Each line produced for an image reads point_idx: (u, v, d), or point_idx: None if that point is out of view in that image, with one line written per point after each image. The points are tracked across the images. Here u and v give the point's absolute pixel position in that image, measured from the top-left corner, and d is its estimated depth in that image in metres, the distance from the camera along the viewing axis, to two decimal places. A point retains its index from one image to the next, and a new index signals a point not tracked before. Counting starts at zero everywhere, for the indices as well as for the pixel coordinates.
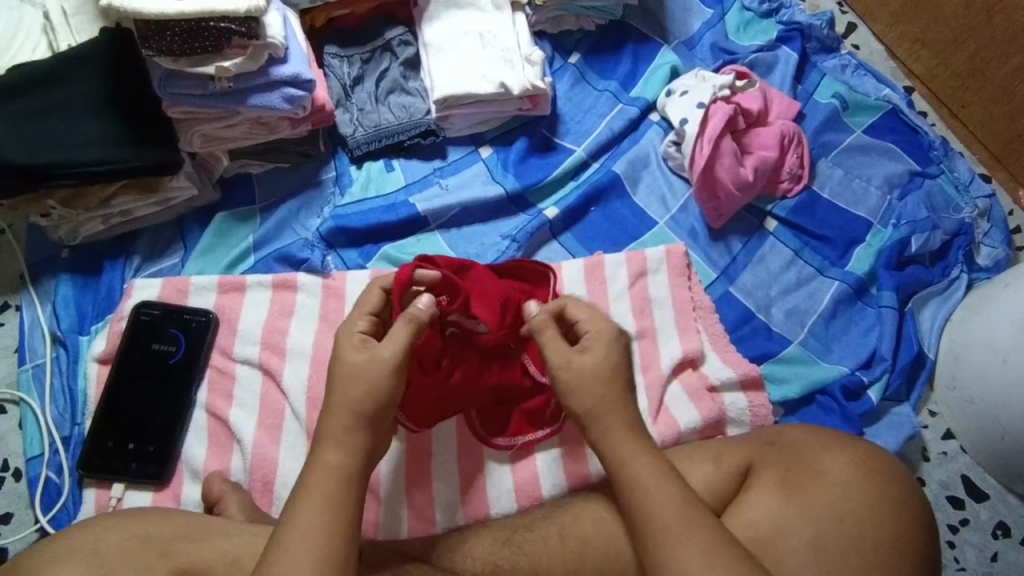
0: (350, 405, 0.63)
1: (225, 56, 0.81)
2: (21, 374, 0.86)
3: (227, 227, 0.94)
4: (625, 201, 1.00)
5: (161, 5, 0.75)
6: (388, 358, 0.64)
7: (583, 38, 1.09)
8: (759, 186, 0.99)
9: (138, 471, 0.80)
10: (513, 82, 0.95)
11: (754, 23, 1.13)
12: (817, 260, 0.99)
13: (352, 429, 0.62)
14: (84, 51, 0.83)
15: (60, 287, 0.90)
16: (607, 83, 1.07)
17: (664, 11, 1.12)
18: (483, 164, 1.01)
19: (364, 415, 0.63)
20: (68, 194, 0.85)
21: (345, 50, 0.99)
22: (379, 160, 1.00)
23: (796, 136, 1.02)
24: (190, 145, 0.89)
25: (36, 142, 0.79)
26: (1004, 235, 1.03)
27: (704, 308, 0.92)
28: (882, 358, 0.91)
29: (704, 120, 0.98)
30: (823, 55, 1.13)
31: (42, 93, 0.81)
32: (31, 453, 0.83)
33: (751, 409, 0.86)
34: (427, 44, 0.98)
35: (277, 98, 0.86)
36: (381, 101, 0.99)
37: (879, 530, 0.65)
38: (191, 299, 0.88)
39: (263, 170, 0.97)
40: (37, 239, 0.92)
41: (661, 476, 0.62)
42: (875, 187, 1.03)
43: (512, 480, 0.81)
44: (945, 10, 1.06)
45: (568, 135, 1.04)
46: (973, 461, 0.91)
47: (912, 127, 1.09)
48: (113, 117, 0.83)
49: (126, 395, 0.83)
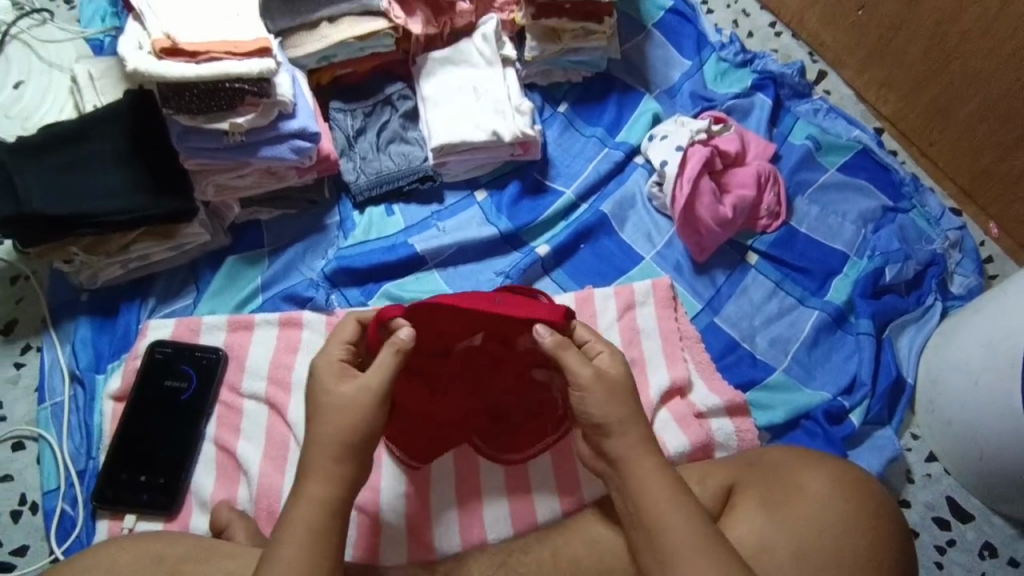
0: (337, 436, 0.66)
1: (239, 113, 0.88)
2: (40, 412, 0.91)
3: (236, 270, 1.00)
4: (613, 238, 1.06)
5: (182, 69, 0.83)
6: (374, 389, 0.67)
7: (571, 89, 1.17)
8: (738, 222, 1.05)
9: (149, 501, 0.84)
10: (504, 130, 1.02)
11: (730, 73, 1.21)
12: (798, 291, 1.04)
13: (340, 460, 0.66)
14: (108, 112, 0.91)
15: (79, 329, 0.95)
16: (594, 130, 1.14)
17: (646, 64, 1.21)
18: (478, 207, 1.07)
19: (334, 433, 0.66)
20: (91, 241, 0.92)
21: (349, 105, 1.07)
22: (380, 205, 1.06)
23: (772, 175, 1.08)
24: (205, 194, 0.96)
25: (63, 193, 0.86)
26: (975, 264, 1.09)
27: (690, 338, 0.97)
28: (863, 383, 0.95)
29: (683, 162, 1.04)
30: (796, 100, 1.21)
31: (70, 151, 0.89)
32: (47, 487, 0.87)
33: (738, 434, 0.90)
34: (425, 97, 1.05)
35: (286, 150, 0.93)
36: (382, 150, 1.06)
37: (862, 540, 0.68)
38: (202, 337, 0.94)
39: (272, 216, 1.04)
40: (58, 284, 0.98)
41: (672, 492, 0.66)
42: (850, 222, 1.09)
43: (507, 506, 0.84)
44: (907, 57, 1.13)
45: (558, 178, 1.10)
46: (957, 482, 0.94)
47: (883, 165, 1.15)
48: (135, 169, 0.90)
49: (139, 430, 0.87)
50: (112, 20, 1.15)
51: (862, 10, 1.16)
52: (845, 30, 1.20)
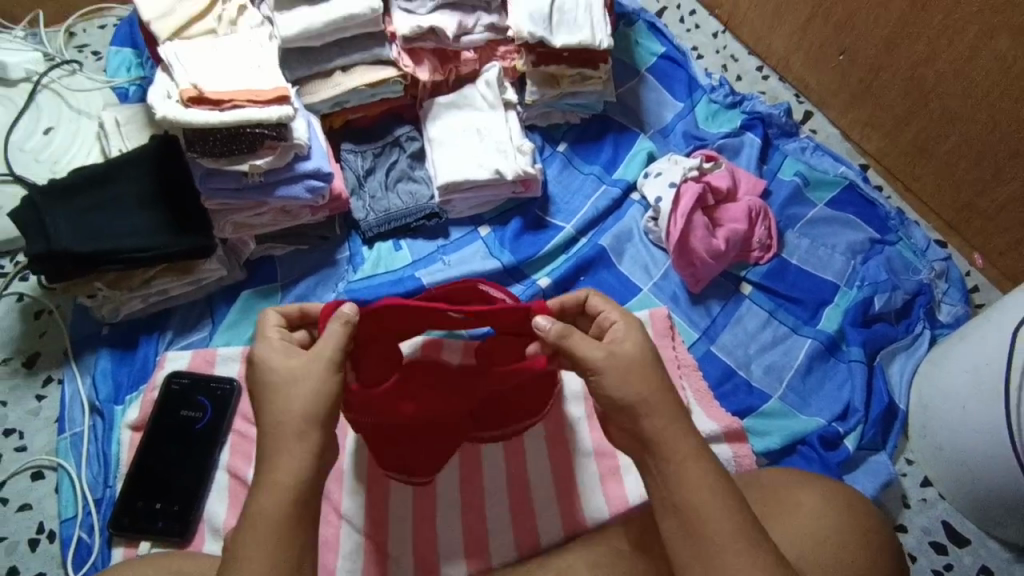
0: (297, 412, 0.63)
1: (259, 155, 0.94)
2: (60, 442, 0.94)
3: (251, 304, 1.04)
4: (612, 270, 1.11)
5: (206, 116, 0.89)
6: (327, 356, 0.66)
7: (570, 130, 1.24)
8: (731, 254, 1.09)
9: (163, 528, 0.86)
10: (507, 169, 1.07)
11: (720, 113, 1.27)
12: (791, 320, 1.08)
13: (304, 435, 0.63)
14: (133, 156, 0.97)
15: (99, 361, 0.99)
16: (592, 168, 1.20)
17: (641, 106, 1.27)
18: (482, 241, 1.12)
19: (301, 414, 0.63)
20: (114, 277, 0.96)
21: (359, 146, 1.13)
22: (388, 241, 1.11)
23: (763, 210, 1.13)
24: (223, 232, 1.01)
25: (90, 232, 0.91)
26: (961, 294, 1.13)
27: (688, 366, 1.00)
28: (856, 409, 0.98)
29: (677, 198, 1.09)
30: (784, 139, 1.27)
31: (98, 193, 0.94)
32: (65, 515, 0.90)
33: (736, 459, 0.92)
34: (432, 139, 1.12)
35: (301, 189, 0.99)
36: (391, 188, 1.12)
37: (858, 555, 0.71)
38: (217, 368, 0.97)
39: (285, 252, 1.09)
40: (81, 318, 1.02)
41: (715, 484, 0.63)
42: (839, 253, 1.14)
43: (512, 531, 0.86)
44: (887, 98, 1.20)
45: (559, 214, 1.15)
46: (952, 507, 0.96)
47: (870, 200, 1.19)
48: (157, 209, 0.95)
49: (155, 458, 0.90)
50: (137, 70, 1.22)
51: (843, 55, 1.23)
52: (828, 74, 1.27)
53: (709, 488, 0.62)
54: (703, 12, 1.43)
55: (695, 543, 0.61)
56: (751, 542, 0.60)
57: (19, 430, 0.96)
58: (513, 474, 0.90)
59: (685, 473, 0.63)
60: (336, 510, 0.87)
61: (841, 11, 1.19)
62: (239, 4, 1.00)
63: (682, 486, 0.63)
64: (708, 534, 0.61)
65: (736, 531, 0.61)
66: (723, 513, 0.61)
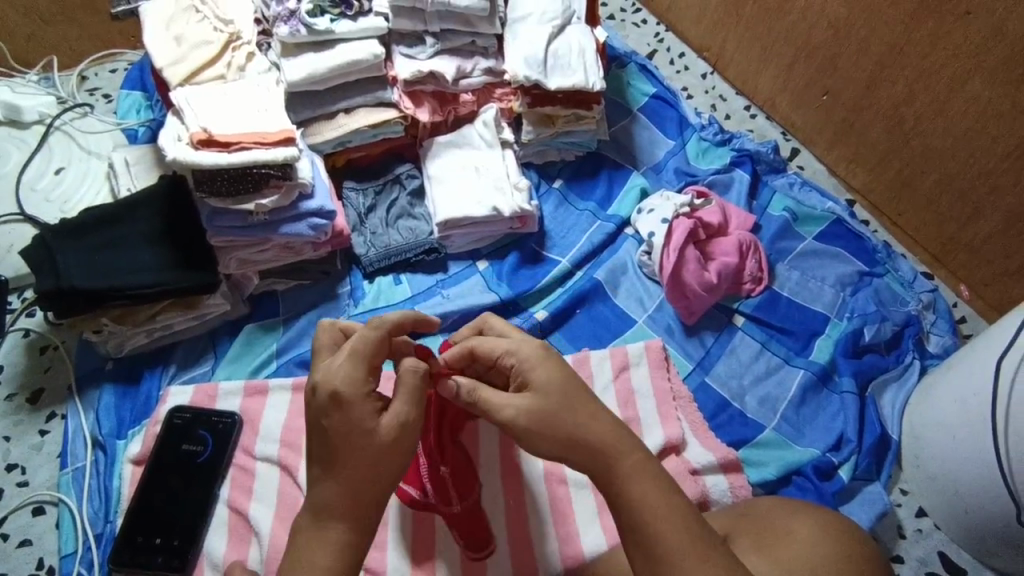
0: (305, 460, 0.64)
1: (264, 195, 0.97)
2: (62, 477, 0.95)
3: (253, 338, 1.06)
4: (608, 303, 1.13)
5: (214, 158, 0.92)
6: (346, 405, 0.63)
7: (564, 167, 1.28)
8: (723, 287, 1.12)
9: (162, 564, 0.86)
10: (504, 206, 1.11)
11: (710, 151, 1.32)
12: (783, 351, 1.10)
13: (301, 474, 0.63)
14: (144, 195, 1.00)
15: (103, 396, 1.00)
16: (586, 204, 1.23)
17: (633, 144, 1.32)
18: (480, 275, 1.15)
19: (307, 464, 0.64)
20: (120, 312, 0.98)
21: (361, 184, 1.17)
22: (388, 275, 1.14)
23: (753, 244, 1.16)
24: (227, 268, 1.03)
25: (100, 270, 0.93)
26: (949, 324, 1.15)
27: (683, 398, 1.02)
28: (849, 440, 1.00)
29: (669, 233, 1.13)
30: (772, 175, 1.31)
31: (107, 232, 0.97)
32: (66, 551, 0.90)
33: (732, 490, 0.94)
34: (431, 177, 1.15)
35: (304, 227, 1.02)
36: (391, 225, 1.15)
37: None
38: (219, 402, 0.99)
39: (288, 288, 1.11)
40: (86, 354, 1.04)
41: (680, 503, 0.64)
42: (829, 286, 1.17)
43: (511, 563, 0.87)
44: (869, 136, 1.24)
45: (555, 248, 1.19)
46: (948, 537, 0.97)
47: (857, 234, 1.23)
48: (165, 246, 0.98)
49: (157, 492, 0.91)
50: (146, 112, 1.27)
51: (826, 96, 1.28)
52: (813, 114, 1.32)
53: (663, 506, 0.63)
54: (692, 54, 1.49)
55: (648, 557, 0.62)
56: (704, 559, 0.61)
57: (21, 465, 0.97)
58: (511, 506, 0.91)
59: (634, 490, 0.64)
60: None
61: (823, 54, 1.24)
62: (248, 51, 1.05)
63: (636, 505, 0.63)
64: (659, 550, 0.61)
65: (689, 548, 0.61)
66: (673, 528, 0.62)
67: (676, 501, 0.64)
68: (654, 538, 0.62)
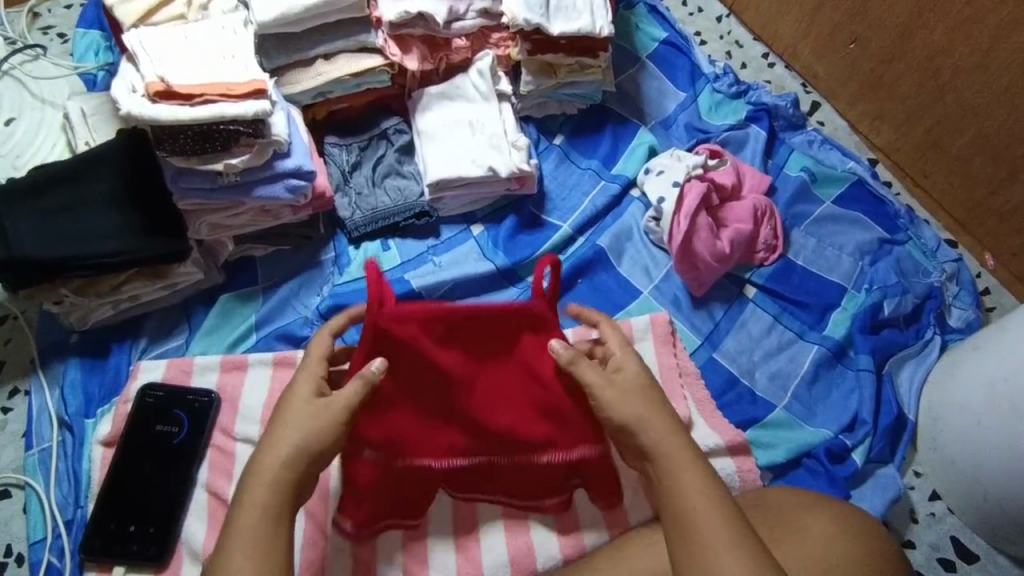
0: None
1: (234, 154, 0.87)
2: (28, 459, 0.89)
3: (229, 308, 0.99)
4: (611, 272, 1.06)
5: (175, 114, 0.82)
6: None
7: (566, 121, 1.17)
8: (736, 256, 1.04)
9: (138, 553, 0.81)
10: (501, 166, 1.01)
11: (724, 104, 1.21)
12: (797, 325, 1.03)
13: None
14: (101, 151, 0.89)
15: (68, 372, 0.93)
16: (590, 162, 1.14)
17: (641, 96, 1.21)
18: (474, 241, 1.07)
19: None
20: (81, 283, 0.90)
21: (344, 140, 1.06)
22: (376, 241, 1.05)
23: (768, 209, 1.08)
24: (198, 233, 0.94)
25: (56, 237, 0.84)
26: (972, 297, 1.08)
27: (690, 375, 0.96)
28: (864, 421, 0.95)
29: (680, 197, 1.04)
30: (790, 132, 1.21)
31: (61, 192, 0.87)
32: (34, 538, 0.85)
33: (740, 475, 0.89)
34: (422, 132, 1.05)
35: (281, 189, 0.92)
36: (378, 185, 1.05)
37: None
38: (195, 379, 0.92)
39: (266, 253, 1.03)
40: (48, 326, 0.96)
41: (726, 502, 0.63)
42: (847, 254, 1.09)
43: (507, 551, 0.84)
44: (898, 90, 1.14)
45: (555, 212, 1.10)
46: (961, 522, 0.93)
47: (878, 197, 1.15)
48: (127, 208, 0.88)
49: (129, 476, 0.85)
50: (104, 54, 1.15)
51: (854, 44, 1.17)
52: (837, 63, 1.21)
53: (707, 497, 0.63)
54: None
55: (691, 549, 0.61)
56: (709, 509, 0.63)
57: None
58: None
59: (677, 484, 0.65)
60: (321, 531, 0.83)
61: None
62: None
63: (680, 498, 0.64)
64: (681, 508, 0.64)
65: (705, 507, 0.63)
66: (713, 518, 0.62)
67: (719, 498, 0.64)
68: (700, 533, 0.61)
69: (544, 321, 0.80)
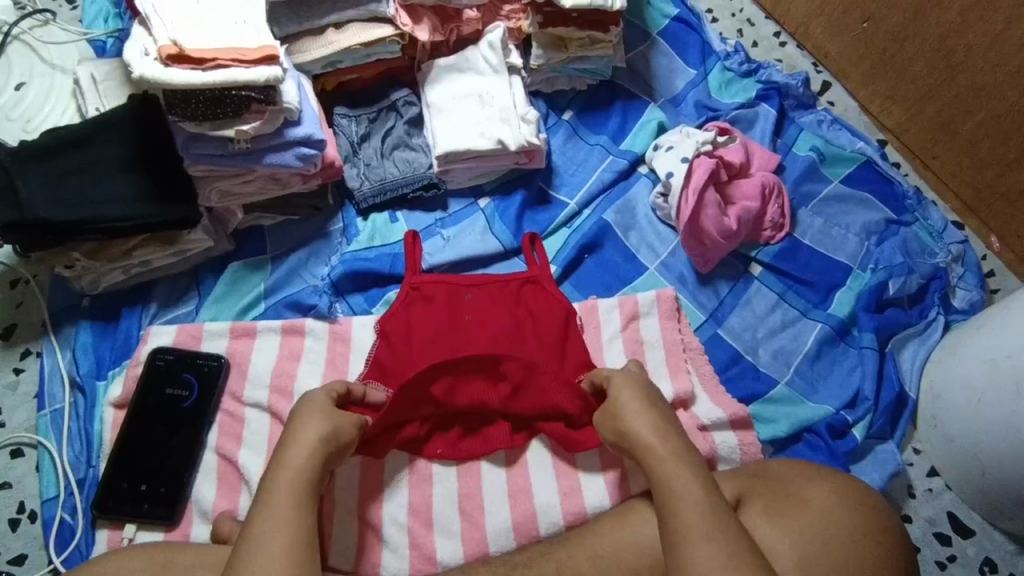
0: None
1: (246, 120, 0.87)
2: (39, 418, 0.90)
3: (239, 277, 1.00)
4: (617, 247, 1.06)
5: (186, 76, 0.82)
6: None
7: (576, 97, 1.17)
8: (743, 234, 1.04)
9: (149, 512, 0.83)
10: (510, 139, 1.01)
11: (734, 82, 1.21)
12: (801, 303, 1.04)
13: None
14: (112, 116, 0.89)
15: (80, 334, 0.94)
16: (598, 138, 1.14)
17: (652, 72, 1.20)
18: (482, 213, 1.07)
19: None
20: (93, 247, 0.91)
21: (353, 111, 1.06)
22: (384, 213, 1.06)
23: (776, 187, 1.08)
24: (208, 200, 0.95)
25: (67, 200, 0.85)
26: (978, 278, 1.09)
27: (693, 350, 0.97)
28: (865, 398, 0.96)
29: (689, 172, 1.04)
30: (800, 111, 1.21)
31: (72, 156, 0.87)
32: (46, 495, 0.86)
33: (741, 448, 0.90)
34: (432, 105, 1.05)
35: (290, 157, 0.92)
36: (386, 156, 1.05)
37: (871, 558, 0.70)
38: (204, 344, 0.93)
39: (274, 223, 1.04)
40: (60, 290, 0.97)
41: (711, 496, 0.65)
42: (853, 234, 1.09)
43: (510, 517, 0.85)
44: (911, 70, 1.13)
45: (562, 187, 1.10)
46: (958, 498, 0.95)
47: (887, 178, 1.14)
48: (138, 174, 0.89)
49: (140, 437, 0.87)
50: (114, 21, 1.15)
51: (866, 23, 1.16)
52: (849, 43, 1.20)
53: (684, 487, 0.66)
54: None
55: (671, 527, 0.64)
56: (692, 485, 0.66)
57: None
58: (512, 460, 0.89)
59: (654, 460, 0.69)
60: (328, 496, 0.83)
61: None
62: None
63: (662, 493, 0.67)
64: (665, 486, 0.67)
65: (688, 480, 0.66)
66: (690, 511, 0.64)
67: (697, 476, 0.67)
68: (675, 526, 0.64)
69: (541, 283, 0.96)
